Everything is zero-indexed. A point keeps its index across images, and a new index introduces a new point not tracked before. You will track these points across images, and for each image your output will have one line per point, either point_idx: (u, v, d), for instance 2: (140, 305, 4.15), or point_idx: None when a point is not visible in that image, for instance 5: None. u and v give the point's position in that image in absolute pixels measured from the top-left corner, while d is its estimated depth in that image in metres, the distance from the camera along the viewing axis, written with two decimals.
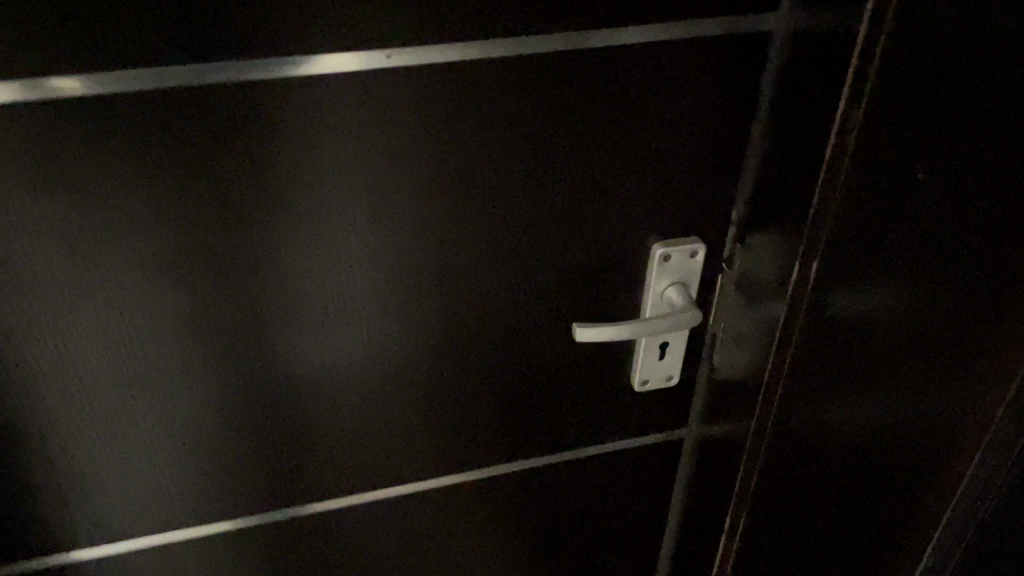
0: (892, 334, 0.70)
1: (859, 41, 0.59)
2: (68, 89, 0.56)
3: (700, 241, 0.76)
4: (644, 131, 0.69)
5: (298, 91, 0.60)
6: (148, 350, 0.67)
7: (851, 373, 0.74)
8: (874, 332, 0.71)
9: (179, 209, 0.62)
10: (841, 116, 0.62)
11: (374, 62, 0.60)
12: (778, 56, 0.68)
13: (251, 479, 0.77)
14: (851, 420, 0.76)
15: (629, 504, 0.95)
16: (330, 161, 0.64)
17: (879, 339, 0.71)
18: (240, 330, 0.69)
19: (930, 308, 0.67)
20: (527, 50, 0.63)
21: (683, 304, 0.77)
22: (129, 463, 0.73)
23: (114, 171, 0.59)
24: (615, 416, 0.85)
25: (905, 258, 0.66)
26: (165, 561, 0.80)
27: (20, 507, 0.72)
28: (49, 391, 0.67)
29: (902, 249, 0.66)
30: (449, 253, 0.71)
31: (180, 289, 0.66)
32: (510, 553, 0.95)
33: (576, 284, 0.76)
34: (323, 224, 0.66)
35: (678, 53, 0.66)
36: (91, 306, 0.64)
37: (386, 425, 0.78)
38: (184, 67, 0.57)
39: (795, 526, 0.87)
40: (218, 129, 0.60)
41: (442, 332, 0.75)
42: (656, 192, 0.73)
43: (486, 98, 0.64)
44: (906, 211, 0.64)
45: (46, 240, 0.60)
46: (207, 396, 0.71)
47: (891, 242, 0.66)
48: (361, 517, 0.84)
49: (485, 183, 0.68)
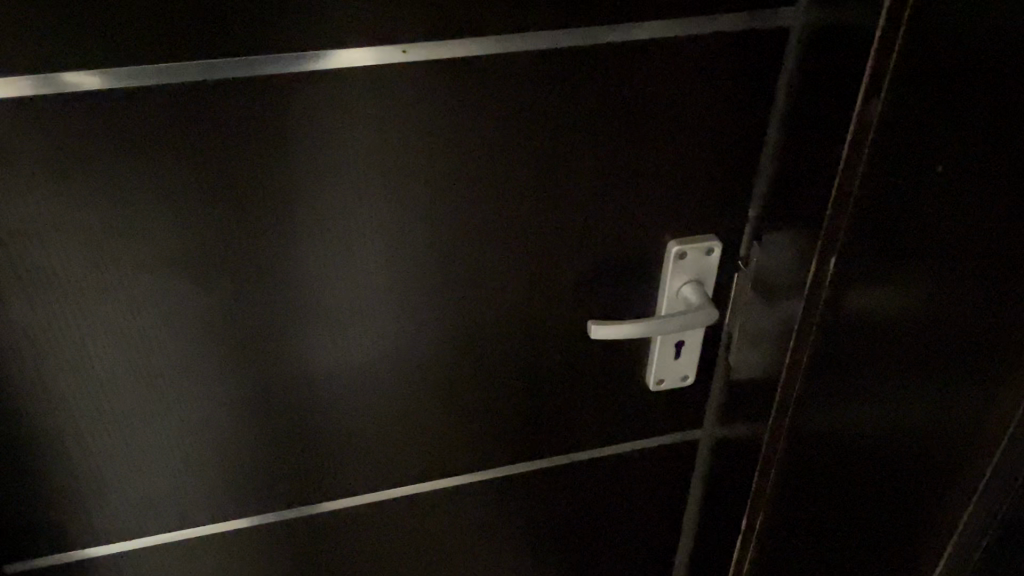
0: (907, 327, 0.69)
1: (875, 45, 0.58)
2: (85, 85, 0.56)
3: (717, 239, 0.76)
4: (659, 130, 0.68)
5: (314, 88, 0.60)
6: (167, 343, 0.69)
7: (867, 363, 0.72)
8: (890, 323, 0.69)
9: (191, 212, 0.63)
10: (859, 113, 0.61)
11: (391, 56, 0.60)
12: (795, 52, 0.67)
13: (271, 472, 0.79)
14: (875, 408, 0.74)
15: (648, 500, 0.95)
16: (337, 162, 0.64)
17: (896, 333, 0.69)
18: (255, 331, 0.70)
19: (926, 255, 0.65)
20: (542, 45, 0.62)
21: (700, 302, 0.77)
22: (151, 454, 0.75)
23: (127, 171, 0.60)
24: (633, 413, 0.86)
25: (922, 226, 0.64)
26: (186, 551, 0.82)
27: (49, 494, 0.74)
28: (76, 380, 0.69)
29: (912, 216, 0.64)
30: (460, 255, 0.71)
31: (195, 286, 0.66)
32: (526, 549, 0.95)
33: (591, 285, 0.76)
34: (333, 226, 0.66)
35: (692, 50, 0.65)
36: (112, 300, 0.65)
37: (402, 420, 0.80)
38: (199, 64, 0.57)
39: (809, 529, 0.85)
40: (230, 128, 0.60)
41: (458, 332, 0.75)
42: (669, 192, 0.72)
43: (500, 97, 0.63)
44: (923, 187, 0.62)
45: (63, 236, 0.62)
46: (225, 389, 0.73)
47: (914, 222, 0.64)
48: (378, 513, 0.86)
49: (498, 186, 0.68)
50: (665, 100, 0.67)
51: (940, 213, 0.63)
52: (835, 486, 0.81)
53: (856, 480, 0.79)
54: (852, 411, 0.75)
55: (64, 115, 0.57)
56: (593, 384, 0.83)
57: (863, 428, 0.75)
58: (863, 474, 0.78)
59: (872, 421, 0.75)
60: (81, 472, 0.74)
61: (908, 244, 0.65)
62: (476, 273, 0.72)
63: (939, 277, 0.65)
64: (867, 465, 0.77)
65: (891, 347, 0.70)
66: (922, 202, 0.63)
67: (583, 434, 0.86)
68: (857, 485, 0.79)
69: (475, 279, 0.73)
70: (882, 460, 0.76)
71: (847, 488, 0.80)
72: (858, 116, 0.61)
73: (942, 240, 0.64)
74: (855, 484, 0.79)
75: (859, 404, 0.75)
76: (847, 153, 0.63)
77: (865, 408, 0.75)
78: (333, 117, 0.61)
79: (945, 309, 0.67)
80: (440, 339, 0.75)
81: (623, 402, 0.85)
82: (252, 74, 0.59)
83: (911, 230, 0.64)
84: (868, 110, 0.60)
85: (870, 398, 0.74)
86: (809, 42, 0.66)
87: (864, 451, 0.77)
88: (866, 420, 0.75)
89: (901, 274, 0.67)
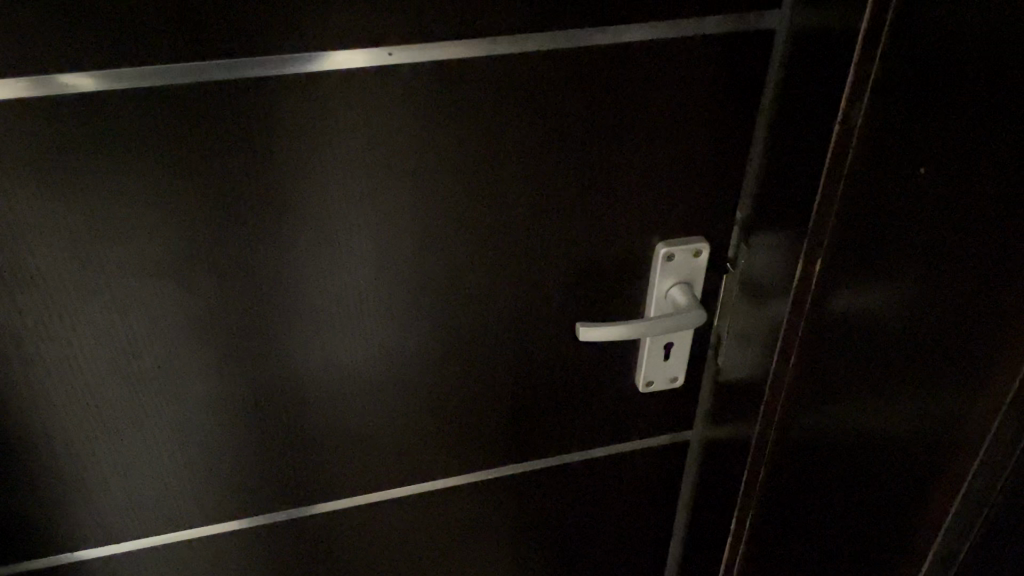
0: (882, 339, 0.68)
1: (860, 40, 0.59)
2: (76, 86, 0.56)
3: (705, 241, 0.76)
4: (647, 131, 0.68)
5: (302, 91, 0.60)
6: (158, 344, 0.69)
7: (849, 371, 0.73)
8: (868, 332, 0.69)
9: (181, 213, 0.63)
10: (845, 107, 0.62)
11: (378, 60, 0.60)
12: (781, 54, 0.67)
13: (262, 473, 0.79)
14: (856, 423, 0.73)
15: (638, 501, 0.95)
16: (327, 163, 0.64)
17: (872, 343, 0.69)
18: (245, 332, 0.70)
19: (903, 263, 0.64)
20: (528, 47, 0.62)
21: (688, 303, 0.77)
22: (143, 457, 0.75)
23: (118, 171, 0.60)
24: (624, 414, 0.87)
25: (900, 231, 0.63)
26: (178, 553, 0.82)
27: (41, 495, 0.74)
28: (67, 381, 0.68)
29: (896, 217, 0.63)
30: (450, 257, 0.71)
31: (185, 287, 0.66)
32: (518, 551, 0.96)
33: (581, 285, 0.76)
34: (321, 228, 0.67)
35: (679, 53, 0.65)
36: (103, 301, 0.65)
37: (393, 421, 0.80)
38: (188, 65, 0.57)
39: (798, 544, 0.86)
40: (219, 128, 0.60)
41: (449, 332, 0.75)
42: (658, 194, 0.72)
43: (488, 99, 0.64)
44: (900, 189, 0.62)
45: (56, 236, 0.61)
46: (215, 390, 0.73)
47: (898, 229, 0.64)
48: (369, 514, 0.86)
49: (486, 188, 0.68)
50: (652, 101, 0.67)
51: (921, 220, 0.62)
52: (817, 495, 0.81)
53: (836, 496, 0.78)
54: (833, 419, 0.76)
55: (56, 115, 0.57)
56: (583, 384, 0.83)
57: (842, 438, 0.76)
58: (844, 489, 0.77)
59: (850, 434, 0.74)
60: (72, 475, 0.74)
61: (886, 252, 0.65)
62: (465, 273, 0.72)
63: (924, 286, 0.63)
64: (845, 480, 0.77)
65: (870, 355, 0.70)
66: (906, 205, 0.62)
67: (575, 436, 0.86)
68: (837, 501, 0.79)
69: (464, 282, 0.73)
70: (855, 475, 0.75)
71: (827, 500, 0.80)
72: (845, 113, 0.63)
73: (911, 241, 0.63)
74: (835, 499, 0.79)
75: (842, 413, 0.75)
76: (836, 142, 0.64)
77: (848, 422, 0.74)
78: (321, 120, 0.62)
79: (916, 319, 0.65)
80: (430, 340, 0.75)
81: (613, 403, 0.85)
82: (239, 76, 0.59)
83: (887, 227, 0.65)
84: (852, 109, 0.62)
85: (854, 411, 0.73)
86: (795, 45, 0.66)
87: (840, 463, 0.77)
88: (845, 431, 0.75)
89: (873, 282, 0.67)
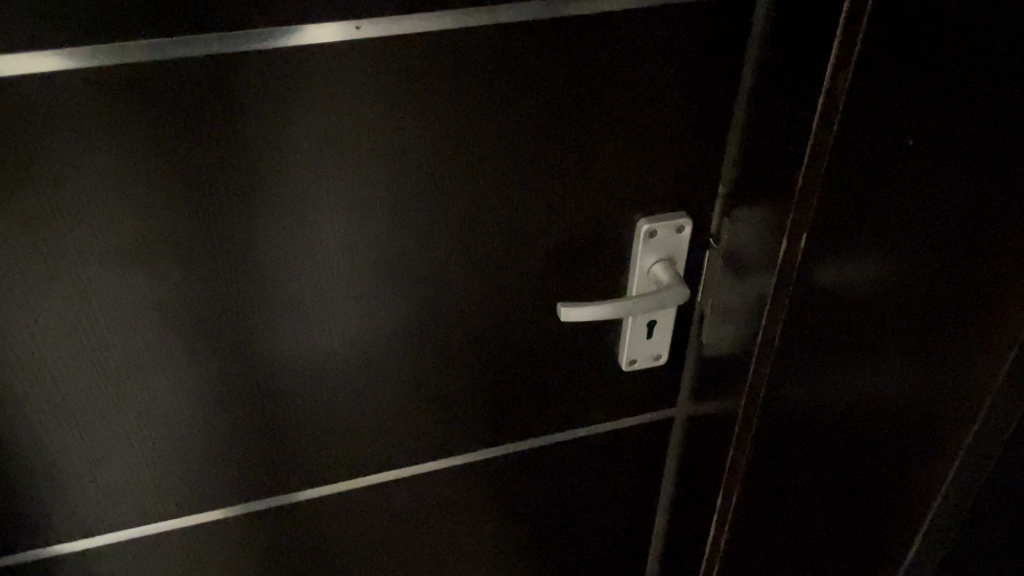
0: (876, 292, 0.70)
1: (842, 20, 0.57)
2: (29, 68, 0.54)
3: (687, 216, 0.74)
4: (627, 104, 0.66)
5: (265, 67, 0.58)
6: (126, 333, 0.67)
7: (841, 329, 0.73)
8: (863, 288, 0.70)
9: (146, 198, 0.61)
10: (830, 81, 0.60)
11: (345, 33, 0.58)
12: (762, 22, 0.64)
13: (241, 462, 0.77)
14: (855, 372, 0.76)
15: (625, 482, 0.94)
16: (294, 142, 0.61)
17: (872, 297, 0.71)
18: (217, 319, 0.68)
19: (898, 205, 0.65)
20: (502, 18, 0.60)
21: (671, 281, 0.75)
22: (111, 449, 0.73)
23: (79, 157, 0.58)
24: (608, 394, 0.85)
25: (883, 182, 0.64)
26: (158, 547, 0.81)
27: (13, 491, 0.72)
28: (32, 374, 0.66)
29: (890, 172, 0.63)
30: (427, 237, 0.69)
31: (151, 274, 0.64)
32: (504, 534, 0.94)
33: (562, 264, 0.74)
34: (290, 210, 0.64)
35: (658, 23, 0.63)
36: (67, 291, 0.63)
37: (373, 405, 0.78)
38: (145, 43, 0.55)
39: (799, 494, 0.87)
40: (182, 107, 0.58)
41: (427, 315, 0.74)
42: (636, 170, 0.70)
43: (461, 72, 0.61)
44: (896, 150, 0.62)
45: (17, 225, 0.59)
46: (188, 378, 0.71)
47: (892, 179, 0.64)
48: (353, 501, 0.84)
49: (463, 165, 0.66)
50: (631, 73, 0.65)
51: (908, 165, 0.63)
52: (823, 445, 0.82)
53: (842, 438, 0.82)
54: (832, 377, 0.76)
55: (10, 98, 0.54)
56: (566, 364, 0.81)
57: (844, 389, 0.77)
58: (849, 424, 0.80)
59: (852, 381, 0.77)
60: (40, 471, 0.72)
61: (882, 208, 0.65)
62: (443, 255, 0.70)
63: (914, 216, 0.66)
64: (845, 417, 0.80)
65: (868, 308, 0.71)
66: (902, 156, 0.63)
67: (560, 416, 0.85)
68: (849, 441, 0.82)
69: (442, 264, 0.71)
70: (855, 410, 0.79)
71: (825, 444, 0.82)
72: (829, 86, 0.60)
73: (897, 183, 0.64)
74: (849, 440, 0.82)
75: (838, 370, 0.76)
76: (822, 119, 0.61)
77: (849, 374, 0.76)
78: (286, 97, 0.59)
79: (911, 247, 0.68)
80: (409, 323, 0.74)
81: (598, 382, 0.84)
82: (199, 53, 0.56)
83: (880, 188, 0.64)
84: (839, 77, 0.59)
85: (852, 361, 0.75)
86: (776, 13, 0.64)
87: (845, 405, 0.79)
88: (849, 381, 0.77)
89: (864, 244, 0.68)
